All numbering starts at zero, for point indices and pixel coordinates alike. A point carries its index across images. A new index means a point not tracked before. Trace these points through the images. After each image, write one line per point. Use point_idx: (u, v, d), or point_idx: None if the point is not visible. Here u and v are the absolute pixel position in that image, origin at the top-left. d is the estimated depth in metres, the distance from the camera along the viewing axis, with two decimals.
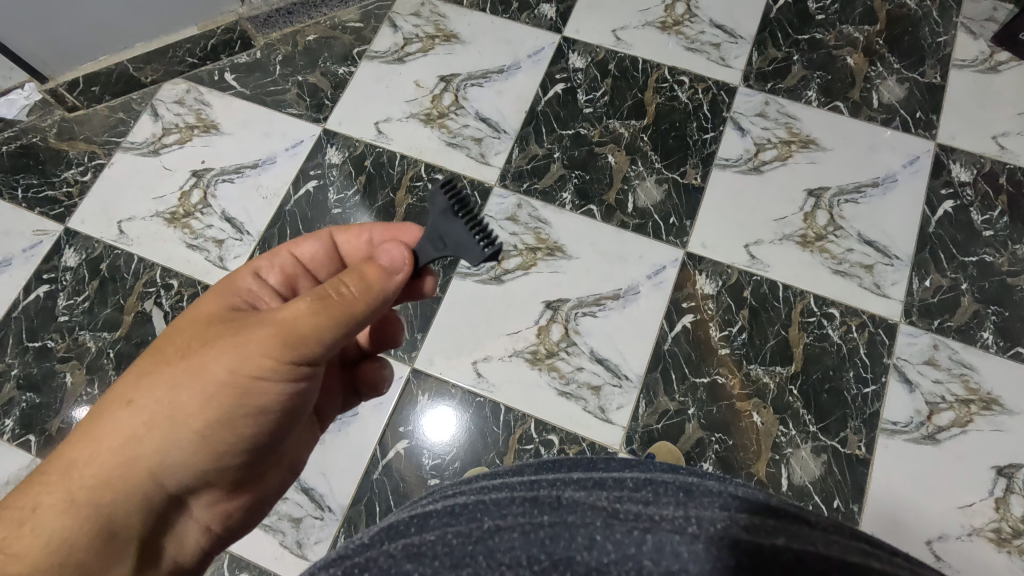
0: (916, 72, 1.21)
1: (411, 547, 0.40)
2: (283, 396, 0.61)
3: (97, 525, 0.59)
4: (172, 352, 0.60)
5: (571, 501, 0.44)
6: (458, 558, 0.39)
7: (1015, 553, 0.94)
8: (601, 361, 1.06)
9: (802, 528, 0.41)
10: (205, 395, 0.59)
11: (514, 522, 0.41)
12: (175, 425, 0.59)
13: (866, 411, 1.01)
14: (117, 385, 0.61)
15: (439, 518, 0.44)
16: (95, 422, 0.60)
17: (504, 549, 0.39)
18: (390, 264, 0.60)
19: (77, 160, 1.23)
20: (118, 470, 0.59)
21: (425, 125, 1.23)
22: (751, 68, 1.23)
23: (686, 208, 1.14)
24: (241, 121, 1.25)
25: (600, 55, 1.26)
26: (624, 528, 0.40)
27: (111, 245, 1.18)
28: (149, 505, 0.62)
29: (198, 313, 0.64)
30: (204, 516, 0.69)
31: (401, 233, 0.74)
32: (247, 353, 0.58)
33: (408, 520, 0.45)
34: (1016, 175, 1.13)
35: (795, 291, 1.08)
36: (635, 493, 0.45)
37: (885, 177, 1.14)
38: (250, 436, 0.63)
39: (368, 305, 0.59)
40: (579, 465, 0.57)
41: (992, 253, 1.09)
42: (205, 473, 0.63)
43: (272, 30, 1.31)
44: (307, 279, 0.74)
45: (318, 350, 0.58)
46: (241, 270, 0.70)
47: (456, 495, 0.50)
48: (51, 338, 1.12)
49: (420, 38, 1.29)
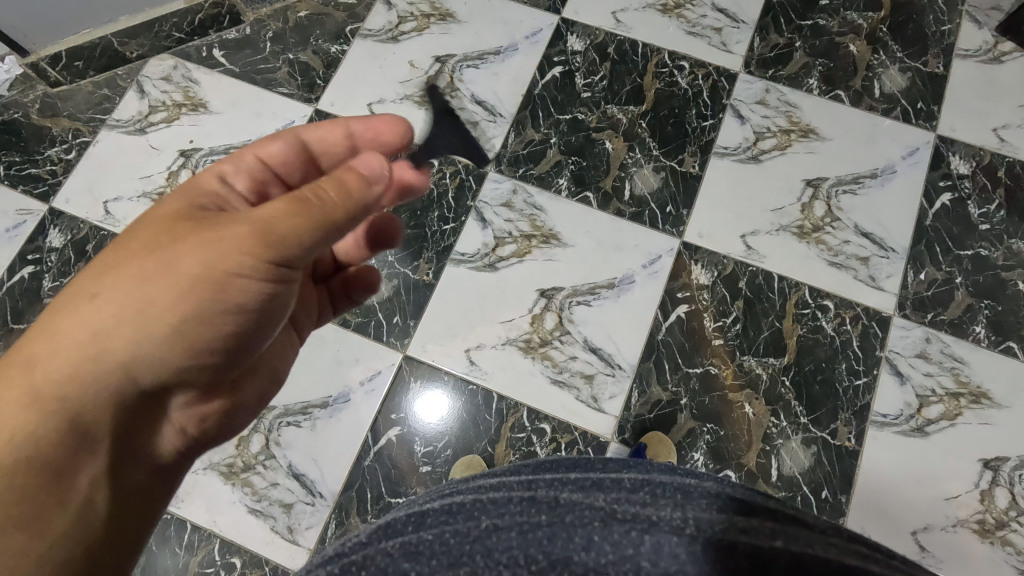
0: (918, 62, 1.19)
1: (409, 545, 0.40)
2: (263, 297, 0.56)
3: (63, 424, 0.55)
4: (140, 247, 0.56)
5: (569, 502, 0.44)
6: (455, 557, 0.39)
7: (998, 544, 0.96)
8: (594, 350, 1.06)
9: (800, 531, 0.42)
10: (179, 289, 0.54)
11: (513, 522, 0.41)
12: (141, 324, 0.54)
13: (857, 403, 1.02)
14: (83, 277, 0.57)
15: (435, 517, 0.44)
16: (63, 313, 0.56)
17: (502, 549, 0.39)
18: (369, 172, 0.55)
19: (61, 137, 1.20)
20: (87, 366, 0.55)
21: (419, 107, 1.20)
22: (752, 54, 1.20)
23: (683, 196, 1.13)
24: (231, 100, 1.22)
25: (599, 38, 1.23)
26: (621, 528, 0.40)
27: (98, 225, 1.15)
28: (120, 407, 0.57)
29: (169, 208, 0.59)
30: (179, 425, 0.64)
31: (383, 130, 0.70)
32: (222, 246, 0.53)
33: (404, 518, 0.45)
34: (1014, 169, 1.12)
35: (791, 282, 1.08)
36: (633, 494, 0.45)
37: (884, 169, 1.13)
38: (226, 337, 0.58)
39: (350, 209, 0.53)
40: (577, 465, 0.57)
41: (988, 247, 1.09)
42: (179, 374, 0.58)
43: (262, 6, 1.27)
44: (277, 184, 0.70)
45: (299, 249, 0.53)
46: (208, 173, 0.64)
47: (453, 494, 0.50)
48: (37, 320, 1.10)
49: (415, 16, 1.26)
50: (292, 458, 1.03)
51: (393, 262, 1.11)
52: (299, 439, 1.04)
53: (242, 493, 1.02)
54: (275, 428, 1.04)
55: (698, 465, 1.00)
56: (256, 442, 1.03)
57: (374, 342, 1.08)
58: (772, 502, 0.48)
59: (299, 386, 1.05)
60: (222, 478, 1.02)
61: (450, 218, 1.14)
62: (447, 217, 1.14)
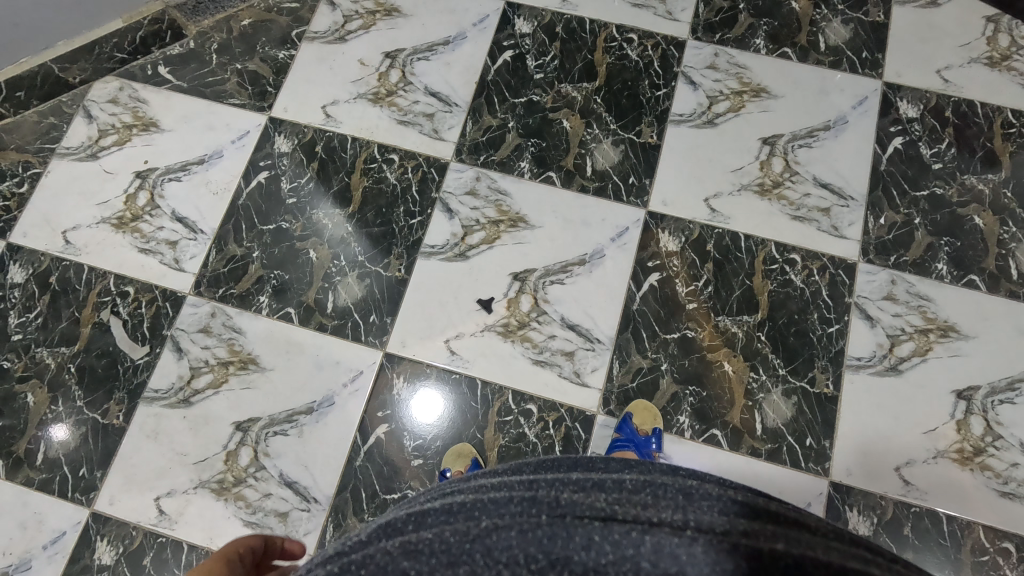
0: (860, 12, 1.21)
1: (408, 544, 0.41)
2: None
3: None
4: None
5: (569, 501, 0.44)
6: (455, 556, 0.39)
7: (978, 470, 0.99)
8: (572, 327, 1.07)
9: (799, 535, 0.42)
10: None
11: (512, 520, 0.42)
12: None
13: (832, 350, 1.04)
14: None
15: (436, 516, 0.44)
16: None
17: (502, 547, 0.40)
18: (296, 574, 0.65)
19: (11, 171, 1.17)
20: None
21: (374, 105, 1.19)
22: (698, 20, 1.22)
23: (644, 167, 1.14)
24: (182, 116, 1.20)
25: (546, 18, 1.23)
26: (622, 529, 0.40)
27: (59, 256, 1.13)
28: None
29: None
30: None
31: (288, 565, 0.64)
32: None
33: (406, 517, 0.46)
34: (961, 108, 1.15)
35: (757, 240, 1.09)
36: (634, 496, 0.45)
37: (836, 120, 1.15)
38: None
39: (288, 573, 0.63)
40: (578, 465, 0.58)
41: (942, 186, 1.11)
42: None
43: (203, 18, 1.25)
44: None
45: None
46: None
47: (454, 494, 0.50)
48: (6, 359, 1.09)
49: (360, 14, 1.25)
50: (282, 466, 1.03)
51: (363, 262, 1.11)
52: (288, 447, 1.03)
53: (235, 507, 1.01)
54: (263, 439, 1.04)
55: (684, 428, 1.02)
56: (244, 455, 1.03)
57: (354, 343, 1.07)
58: (778, 504, 0.48)
59: (283, 395, 1.05)
60: (213, 495, 1.02)
61: (417, 212, 1.14)
62: (413, 211, 1.14)
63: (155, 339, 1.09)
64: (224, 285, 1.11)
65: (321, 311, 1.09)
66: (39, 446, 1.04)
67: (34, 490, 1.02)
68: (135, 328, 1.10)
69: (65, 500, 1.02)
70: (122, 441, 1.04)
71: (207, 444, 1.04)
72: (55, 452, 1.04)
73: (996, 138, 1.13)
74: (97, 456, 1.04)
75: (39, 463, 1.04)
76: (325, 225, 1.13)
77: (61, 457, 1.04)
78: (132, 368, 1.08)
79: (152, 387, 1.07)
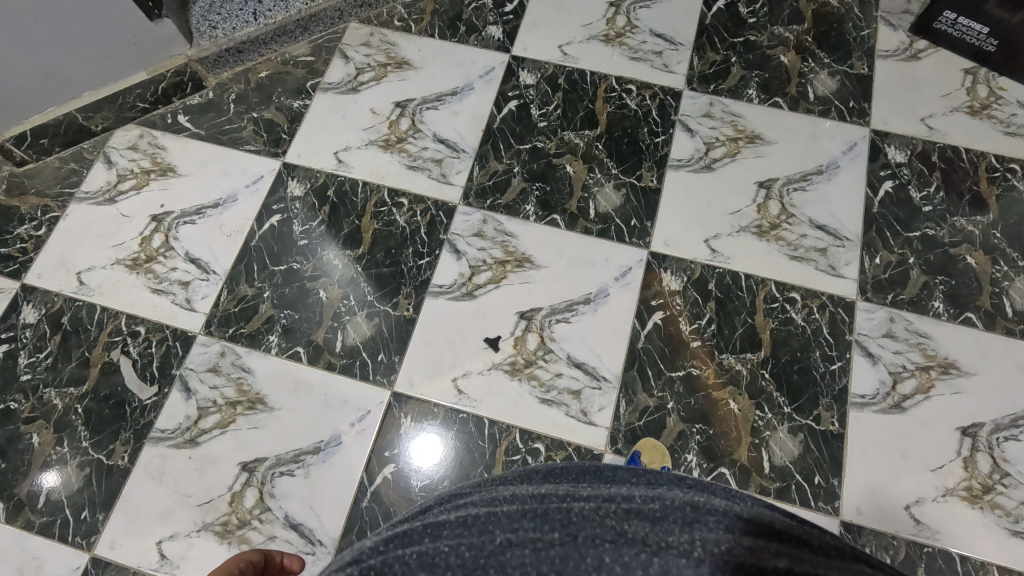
0: (844, 65, 1.28)
1: (425, 555, 0.36)
2: None
3: None
4: None
5: (581, 515, 0.38)
6: (469, 571, 0.35)
7: (988, 508, 0.98)
8: (578, 365, 1.08)
9: (802, 551, 0.36)
10: None
11: (526, 536, 0.37)
12: None
13: (835, 387, 1.05)
14: None
15: (451, 528, 0.38)
16: None
17: (515, 564, 0.35)
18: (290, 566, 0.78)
19: (30, 215, 1.21)
20: None
21: (385, 150, 1.24)
22: (693, 72, 1.28)
23: (645, 210, 1.18)
24: (199, 162, 1.25)
25: (549, 70, 1.30)
26: (631, 549, 0.36)
27: (72, 296, 1.15)
28: None
29: None
30: None
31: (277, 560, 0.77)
32: None
33: (419, 528, 0.39)
34: (946, 153, 1.21)
35: (757, 279, 1.12)
36: (643, 507, 0.39)
37: (828, 165, 1.20)
38: None
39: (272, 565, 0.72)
40: (585, 473, 0.47)
41: (933, 227, 1.15)
42: None
43: (223, 70, 1.32)
44: None
45: None
46: None
47: (466, 505, 0.42)
48: (14, 400, 1.09)
49: (372, 66, 1.31)
50: (287, 507, 1.02)
51: (373, 302, 1.13)
52: (295, 488, 1.03)
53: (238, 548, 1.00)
54: (269, 479, 1.03)
55: (692, 466, 1.02)
56: (249, 496, 1.02)
57: (362, 382, 1.08)
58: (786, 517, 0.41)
59: (292, 435, 1.05)
60: (216, 538, 1.00)
61: (424, 253, 1.17)
62: (421, 252, 1.17)
63: (163, 379, 1.10)
64: (233, 325, 1.13)
65: (330, 350, 1.10)
66: (40, 489, 1.03)
67: (34, 534, 1.01)
68: (144, 367, 1.10)
69: (65, 544, 1.00)
70: (126, 483, 1.03)
71: (212, 486, 1.03)
72: (57, 495, 1.03)
73: (982, 181, 1.18)
74: (101, 498, 1.03)
75: (40, 506, 1.02)
76: (334, 266, 1.16)
77: (63, 500, 1.02)
78: (139, 409, 1.08)
79: (159, 427, 1.07)
